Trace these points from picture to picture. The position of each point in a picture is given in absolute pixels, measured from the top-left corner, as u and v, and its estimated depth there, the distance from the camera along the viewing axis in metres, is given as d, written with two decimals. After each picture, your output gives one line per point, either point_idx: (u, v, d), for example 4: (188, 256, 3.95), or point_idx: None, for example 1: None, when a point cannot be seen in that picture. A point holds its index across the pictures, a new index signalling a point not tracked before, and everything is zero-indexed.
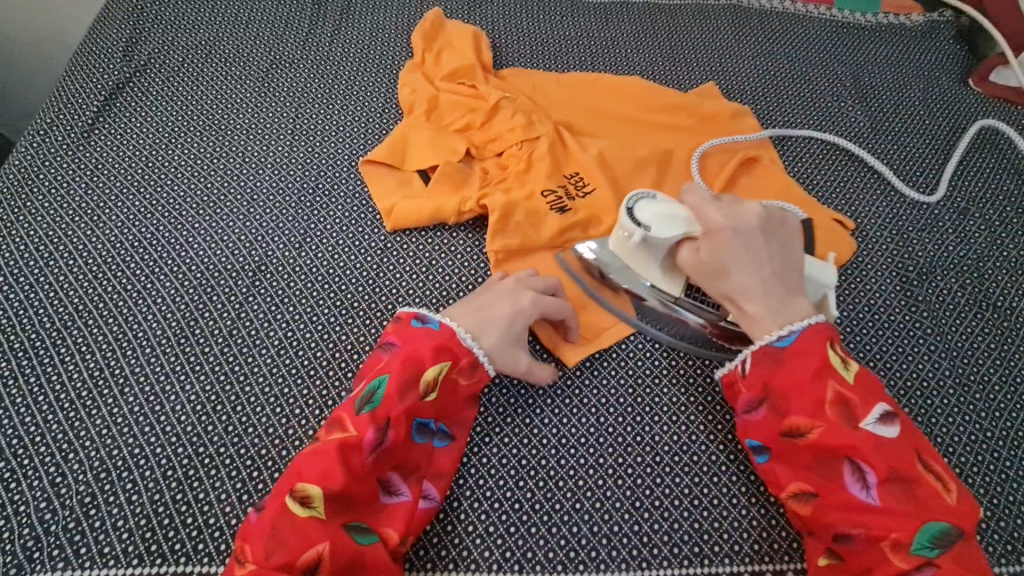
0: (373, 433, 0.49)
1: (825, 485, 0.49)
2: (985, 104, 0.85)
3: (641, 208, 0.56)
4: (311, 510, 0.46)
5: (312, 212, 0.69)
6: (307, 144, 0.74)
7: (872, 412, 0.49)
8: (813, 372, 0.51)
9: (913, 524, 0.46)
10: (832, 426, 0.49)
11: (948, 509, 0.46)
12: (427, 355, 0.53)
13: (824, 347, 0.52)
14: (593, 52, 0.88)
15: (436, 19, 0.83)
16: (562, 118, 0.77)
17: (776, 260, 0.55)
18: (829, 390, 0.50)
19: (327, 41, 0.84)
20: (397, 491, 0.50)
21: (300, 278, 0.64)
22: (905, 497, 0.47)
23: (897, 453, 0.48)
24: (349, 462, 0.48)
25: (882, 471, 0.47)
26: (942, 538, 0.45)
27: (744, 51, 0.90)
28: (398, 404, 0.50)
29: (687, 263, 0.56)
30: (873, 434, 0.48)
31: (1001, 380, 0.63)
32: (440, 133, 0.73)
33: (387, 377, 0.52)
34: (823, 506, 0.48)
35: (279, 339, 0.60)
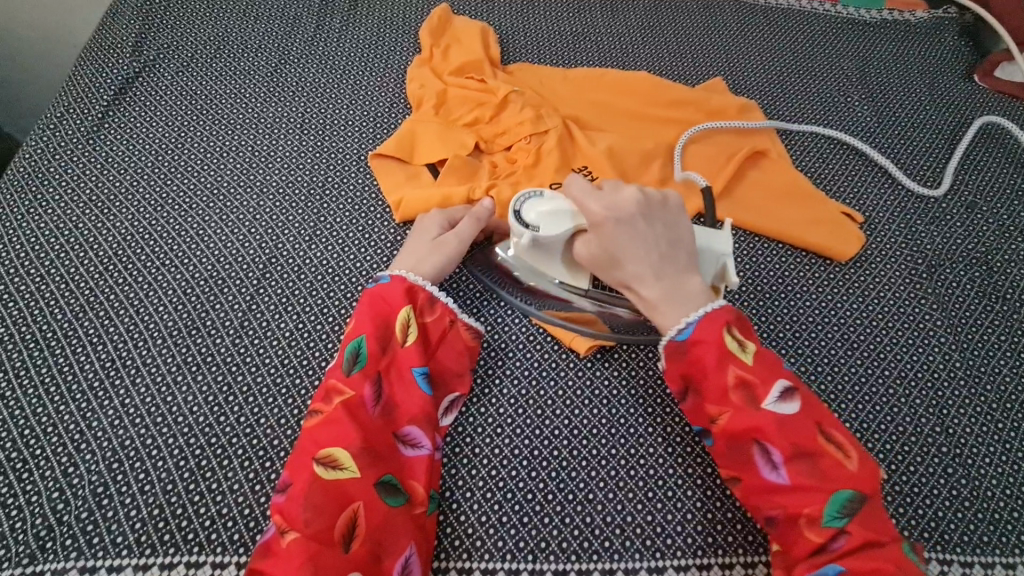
0: (370, 389, 0.53)
1: (741, 471, 0.50)
2: (990, 98, 0.86)
3: (528, 210, 0.55)
4: (342, 472, 0.48)
5: (322, 206, 0.69)
6: (316, 138, 0.74)
7: (772, 389, 0.50)
8: (716, 358, 0.51)
9: (821, 497, 0.47)
10: (736, 410, 0.50)
11: (851, 476, 0.47)
12: (399, 305, 0.57)
13: (720, 332, 0.51)
14: (600, 48, 0.88)
15: (445, 14, 0.84)
16: (570, 112, 0.77)
17: (663, 242, 0.53)
18: (731, 375, 0.50)
19: (335, 37, 0.84)
20: (416, 444, 0.53)
21: (310, 271, 0.64)
22: (811, 472, 0.47)
23: (796, 429, 0.48)
24: (357, 420, 0.51)
25: (786, 449, 0.48)
26: (850, 505, 0.46)
27: (750, 47, 0.90)
28: (383, 357, 0.55)
29: (583, 257, 0.55)
30: (773, 413, 0.49)
31: (1011, 372, 0.63)
32: (449, 127, 0.73)
33: (366, 336, 0.55)
34: (747, 492, 0.49)
35: (290, 331, 0.60)
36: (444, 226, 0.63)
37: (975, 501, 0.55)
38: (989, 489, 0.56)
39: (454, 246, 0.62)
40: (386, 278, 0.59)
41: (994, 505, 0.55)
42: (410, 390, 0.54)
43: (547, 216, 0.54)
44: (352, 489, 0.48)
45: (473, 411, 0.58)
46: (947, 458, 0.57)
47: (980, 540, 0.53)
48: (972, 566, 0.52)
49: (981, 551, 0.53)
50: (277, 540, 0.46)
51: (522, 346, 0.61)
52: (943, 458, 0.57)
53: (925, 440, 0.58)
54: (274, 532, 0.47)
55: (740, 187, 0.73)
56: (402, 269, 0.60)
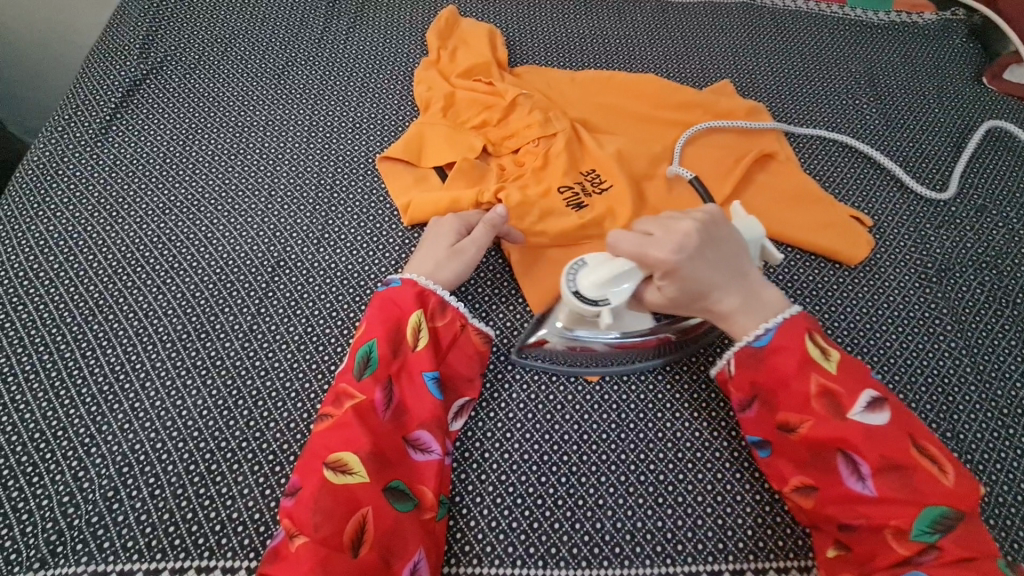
0: (380, 393, 0.53)
1: (821, 480, 0.49)
2: (999, 101, 0.85)
3: (585, 287, 0.55)
4: (351, 476, 0.48)
5: (330, 209, 0.69)
6: (324, 141, 0.74)
7: (858, 400, 0.50)
8: (797, 366, 0.51)
9: (912, 510, 0.47)
10: (820, 419, 0.49)
11: (945, 491, 0.47)
12: (410, 309, 0.57)
13: (802, 340, 0.52)
14: (607, 50, 0.88)
15: (452, 16, 0.83)
16: (578, 115, 0.77)
17: (731, 257, 0.54)
18: (814, 384, 0.50)
19: (342, 39, 0.84)
20: (426, 449, 0.52)
21: (318, 275, 0.64)
22: (901, 484, 0.47)
23: (886, 440, 0.48)
24: (366, 424, 0.51)
25: (874, 461, 0.48)
26: (941, 520, 0.46)
27: (757, 49, 0.90)
28: (394, 361, 0.55)
29: (657, 301, 0.55)
30: (861, 424, 0.49)
31: (1022, 376, 0.62)
32: (457, 130, 0.73)
33: (377, 340, 0.55)
34: (825, 500, 0.49)
35: (299, 334, 0.60)
36: (461, 231, 0.63)
37: (987, 507, 0.55)
38: (1001, 495, 0.56)
39: (470, 253, 0.62)
40: (396, 282, 0.59)
41: (1006, 511, 0.55)
42: (422, 395, 0.54)
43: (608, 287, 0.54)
44: (361, 493, 0.48)
45: (483, 415, 0.57)
46: None
47: None
48: None
49: None
50: (287, 544, 0.46)
51: (531, 351, 0.61)
52: None
53: None
54: (283, 535, 0.47)
55: (749, 191, 0.73)
56: (415, 271, 0.60)
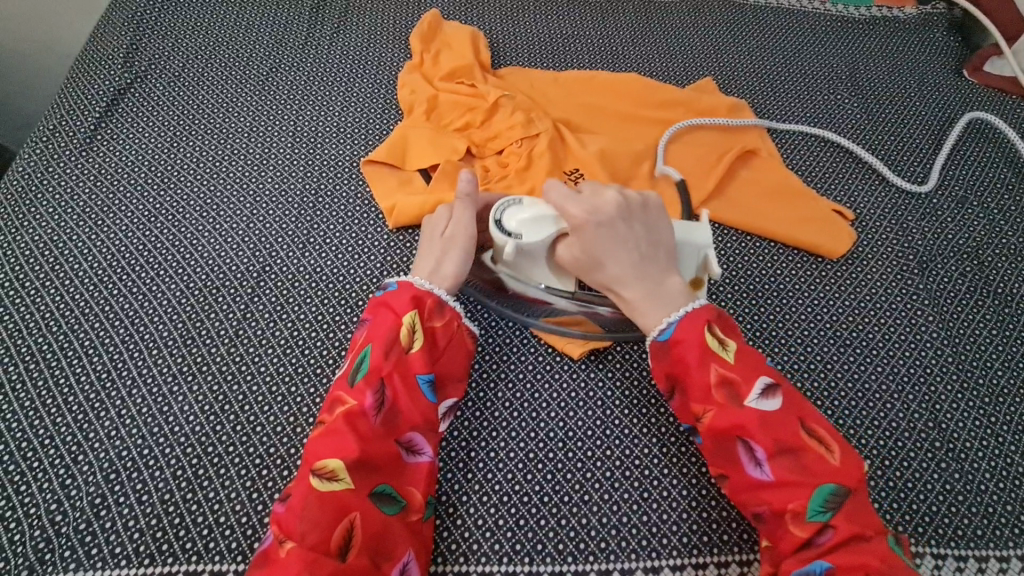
0: (371, 397, 0.51)
1: (728, 468, 0.50)
2: (980, 93, 0.86)
3: (509, 218, 0.55)
4: (337, 483, 0.48)
5: (315, 213, 0.69)
6: (309, 146, 0.74)
7: (754, 387, 0.50)
8: (696, 356, 0.51)
9: (805, 491, 0.47)
10: (721, 408, 0.50)
11: (834, 471, 0.47)
12: (405, 310, 0.55)
13: (701, 331, 0.52)
14: (591, 50, 0.88)
15: (434, 20, 0.84)
16: (561, 115, 0.78)
17: (643, 243, 0.54)
18: (713, 373, 0.51)
19: (327, 44, 0.84)
20: (418, 450, 0.52)
21: (304, 279, 0.64)
22: (795, 466, 0.48)
23: (780, 425, 0.49)
24: (355, 430, 0.50)
25: (768, 445, 0.48)
26: (834, 499, 0.47)
27: (740, 46, 0.91)
28: (386, 363, 0.53)
29: (565, 260, 0.55)
30: (756, 410, 0.49)
31: (1004, 365, 0.63)
32: (440, 132, 0.73)
33: (371, 345, 0.54)
34: (734, 489, 0.50)
35: (284, 339, 0.60)
36: (444, 221, 0.60)
37: (969, 495, 0.56)
38: (983, 483, 0.56)
39: (459, 239, 0.59)
40: (394, 285, 0.57)
41: (988, 499, 0.55)
42: (417, 399, 0.53)
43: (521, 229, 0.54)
44: (348, 499, 0.47)
45: (468, 415, 0.58)
46: (940, 454, 0.58)
47: (974, 534, 0.54)
48: (966, 560, 0.52)
49: (975, 544, 0.53)
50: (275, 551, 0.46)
51: (516, 350, 0.62)
52: (936, 453, 0.58)
53: (919, 435, 0.59)
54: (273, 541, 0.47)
55: (732, 187, 0.74)
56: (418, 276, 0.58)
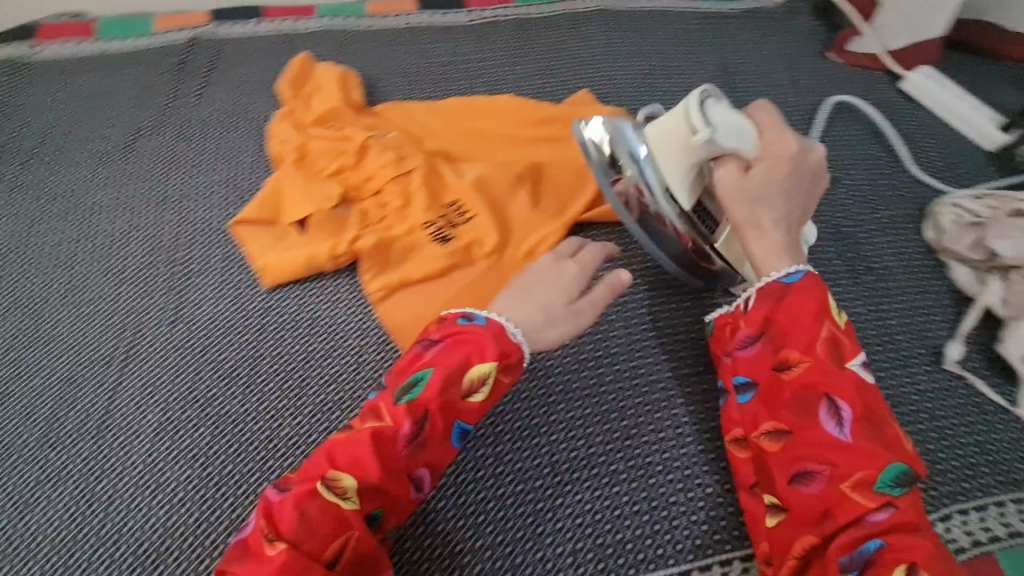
0: (409, 425, 0.50)
1: (798, 424, 0.50)
2: (845, 74, 0.90)
3: (712, 108, 0.53)
4: (344, 500, 0.48)
5: (182, 287, 0.67)
6: (176, 216, 0.72)
7: (858, 356, 0.52)
8: (813, 309, 0.52)
9: (880, 464, 0.48)
10: (821, 362, 0.51)
11: (905, 454, 0.49)
12: (488, 357, 0.52)
13: (822, 292, 0.53)
14: (468, 75, 0.88)
15: (303, 64, 0.82)
16: (439, 147, 0.77)
17: (799, 198, 0.57)
18: (825, 329, 0.52)
19: (194, 103, 0.82)
20: (421, 485, 0.51)
21: (171, 360, 0.63)
22: (875, 437, 0.49)
23: (874, 397, 0.50)
24: (380, 451, 0.49)
25: (857, 410, 0.49)
26: (903, 478, 0.48)
27: (616, 54, 0.92)
28: (439, 398, 0.51)
29: (722, 181, 0.55)
30: (857, 375, 0.51)
31: (881, 340, 0.65)
32: (313, 180, 0.71)
33: (434, 369, 0.51)
34: (796, 444, 0.50)
35: (153, 426, 0.60)
36: (578, 287, 0.58)
37: None
38: None
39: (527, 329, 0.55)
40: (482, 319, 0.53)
41: None
42: (448, 443, 0.52)
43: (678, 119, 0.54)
44: (351, 521, 0.47)
45: None
46: None
47: None
48: None
49: None
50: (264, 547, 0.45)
51: None
52: None
53: None
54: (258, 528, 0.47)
55: None
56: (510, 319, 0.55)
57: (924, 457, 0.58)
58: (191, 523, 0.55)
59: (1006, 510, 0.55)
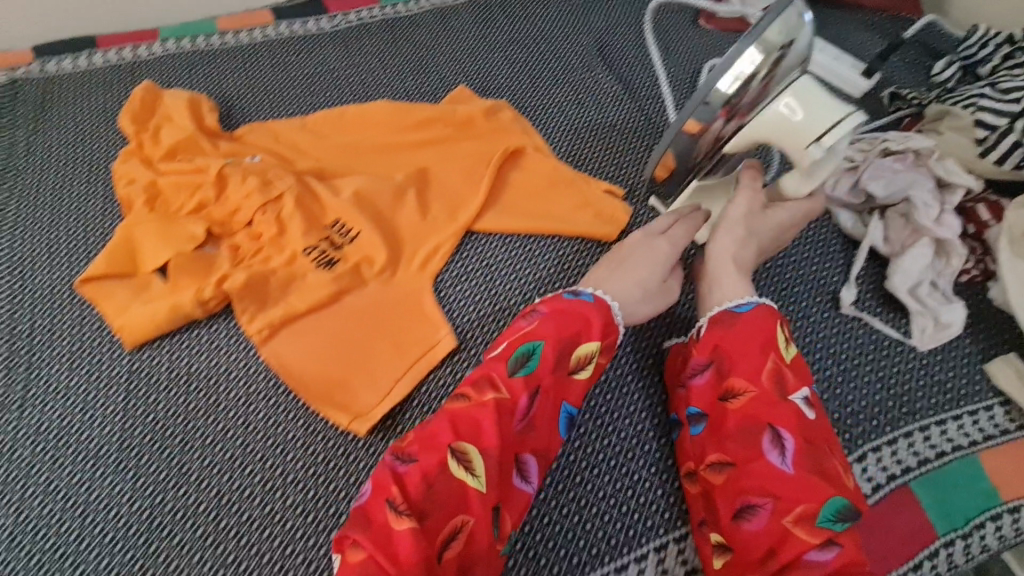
0: (526, 399, 0.49)
1: (743, 455, 0.48)
2: (716, 40, 0.91)
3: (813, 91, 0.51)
4: (469, 477, 0.45)
5: (29, 360, 0.58)
6: (10, 281, 0.62)
7: (802, 390, 0.50)
8: (759, 342, 0.51)
9: (822, 499, 0.45)
10: (765, 392, 0.49)
11: (849, 492, 0.47)
12: (593, 335, 0.53)
13: (773, 324, 0.52)
14: (338, 85, 0.83)
15: (147, 94, 0.74)
16: (312, 164, 0.72)
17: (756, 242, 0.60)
18: (772, 360, 0.50)
19: (24, 152, 0.72)
20: (528, 477, 0.50)
21: (27, 447, 0.54)
22: (818, 470, 0.47)
23: (816, 432, 0.48)
24: (501, 425, 0.47)
25: (799, 441, 0.47)
26: (846, 513, 0.45)
27: (492, 44, 0.89)
28: (550, 377, 0.51)
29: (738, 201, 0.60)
30: (797, 407, 0.49)
31: (779, 297, 0.67)
32: (171, 220, 0.64)
33: (547, 343, 0.51)
34: (739, 476, 0.48)
35: (11, 526, 0.51)
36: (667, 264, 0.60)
37: None
38: None
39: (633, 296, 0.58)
40: (588, 296, 0.55)
41: None
42: (557, 425, 0.51)
43: (795, 29, 0.49)
44: (475, 500, 0.45)
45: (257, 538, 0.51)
46: None
47: None
48: None
49: None
50: None
51: (304, 443, 0.55)
52: None
53: None
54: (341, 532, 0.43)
55: (505, 195, 0.72)
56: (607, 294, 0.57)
57: (834, 402, 0.59)
58: None
59: (913, 440, 0.57)
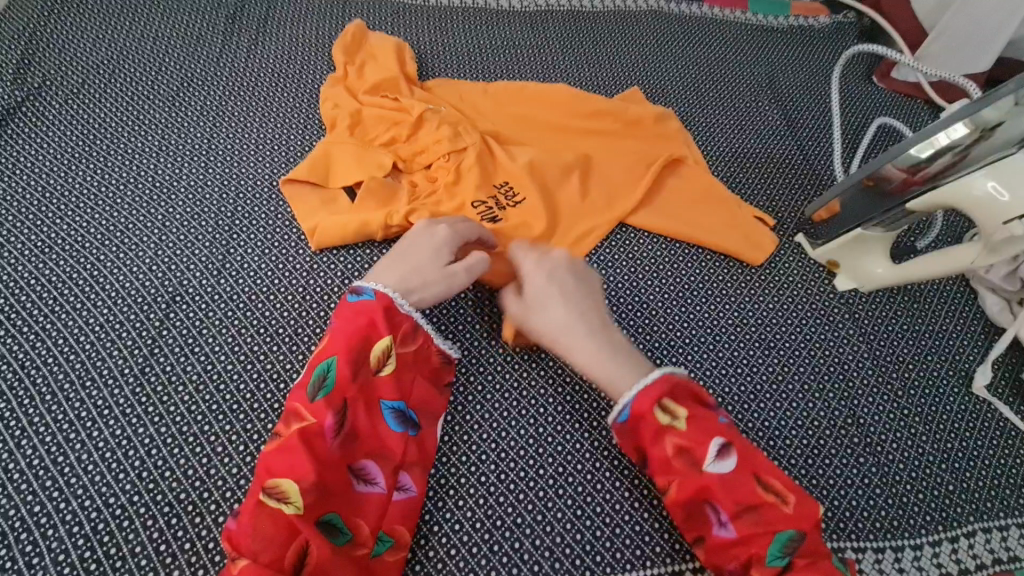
0: (332, 417, 0.49)
1: (696, 529, 0.50)
2: (888, 99, 0.91)
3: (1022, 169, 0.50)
4: (288, 504, 0.46)
5: (231, 237, 0.65)
6: (222, 166, 0.70)
7: (710, 449, 0.49)
8: (654, 429, 0.51)
9: (764, 541, 0.47)
10: (682, 479, 0.49)
11: (789, 518, 0.47)
12: (377, 335, 0.53)
13: (657, 398, 0.51)
14: (519, 61, 0.88)
15: (358, 31, 0.81)
16: (490, 127, 0.77)
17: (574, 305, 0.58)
18: (669, 446, 0.50)
19: (243, 57, 0.80)
20: (370, 480, 0.50)
21: (218, 309, 0.61)
22: (754, 521, 0.48)
23: (736, 485, 0.48)
24: (312, 448, 0.48)
25: (730, 508, 0.48)
26: (790, 545, 0.47)
27: (666, 56, 0.92)
28: (352, 383, 0.51)
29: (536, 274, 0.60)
30: (716, 475, 0.49)
31: (914, 360, 0.66)
32: (365, 148, 0.70)
33: (336, 357, 0.51)
34: (707, 549, 0.50)
35: (197, 374, 0.57)
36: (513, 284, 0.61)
37: (885, 488, 0.58)
38: (899, 474, 0.59)
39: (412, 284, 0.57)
40: (368, 296, 0.55)
41: (902, 488, 0.58)
42: (377, 425, 0.52)
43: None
44: (301, 521, 0.45)
45: None
46: (859, 449, 0.60)
47: (891, 525, 0.57)
48: (882, 551, 0.55)
49: (892, 535, 0.56)
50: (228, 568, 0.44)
51: None
52: (856, 449, 0.60)
53: (839, 432, 0.61)
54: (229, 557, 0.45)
55: (658, 196, 0.75)
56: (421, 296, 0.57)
57: (953, 474, 0.60)
58: (240, 477, 0.52)
59: None
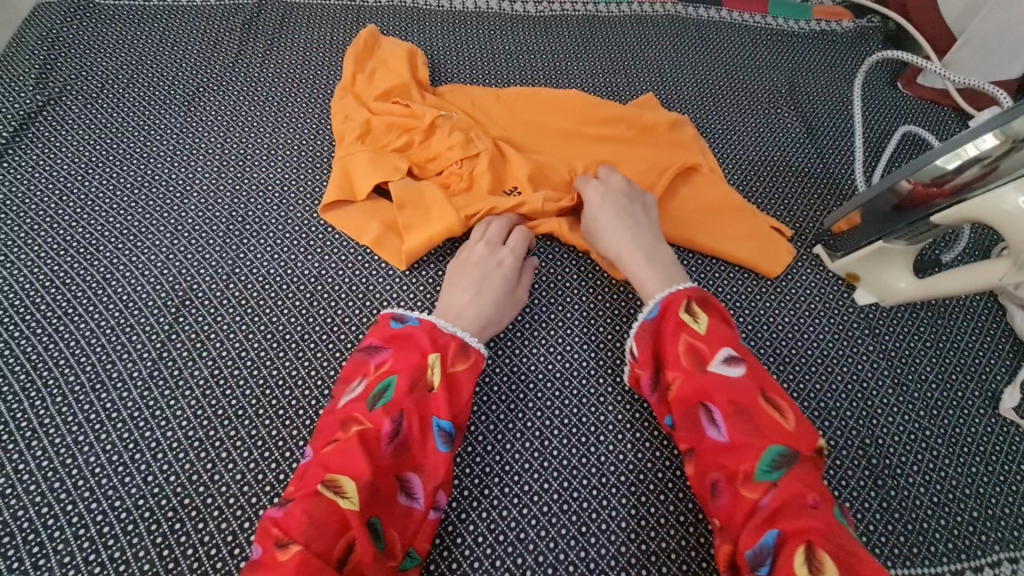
0: (388, 425, 0.48)
1: (691, 440, 0.49)
2: (913, 105, 0.88)
3: None
4: (344, 500, 0.44)
5: (241, 241, 0.66)
6: (235, 171, 0.71)
7: (720, 354, 0.50)
8: (671, 328, 0.53)
9: (755, 451, 0.46)
10: (685, 376, 0.50)
11: (786, 433, 0.46)
12: (430, 351, 0.53)
13: (679, 303, 0.54)
14: (532, 66, 0.87)
15: (371, 37, 0.81)
16: (501, 134, 0.76)
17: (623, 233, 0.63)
18: (681, 342, 0.51)
19: (258, 62, 0.81)
20: (414, 494, 0.48)
21: (227, 313, 0.61)
22: (751, 429, 0.47)
23: (741, 390, 0.48)
24: (368, 453, 0.47)
25: (725, 407, 0.48)
26: (782, 460, 0.45)
27: (682, 61, 0.91)
28: (409, 397, 0.50)
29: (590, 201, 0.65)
30: (719, 375, 0.49)
31: (937, 379, 0.64)
32: (379, 153, 0.69)
33: (398, 373, 0.51)
34: (697, 459, 0.49)
35: (204, 378, 0.57)
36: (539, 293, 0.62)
37: (905, 513, 0.56)
38: (919, 498, 0.57)
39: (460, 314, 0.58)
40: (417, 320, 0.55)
41: (922, 513, 0.56)
42: (427, 442, 0.50)
43: None
44: (352, 517, 0.44)
45: None
46: (877, 471, 0.58)
47: (910, 552, 0.54)
48: None
49: (911, 563, 0.54)
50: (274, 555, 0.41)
51: None
52: (874, 470, 0.58)
53: (856, 453, 0.59)
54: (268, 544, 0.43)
55: (671, 205, 0.73)
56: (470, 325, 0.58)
57: (978, 500, 0.57)
58: (243, 483, 0.52)
59: None
